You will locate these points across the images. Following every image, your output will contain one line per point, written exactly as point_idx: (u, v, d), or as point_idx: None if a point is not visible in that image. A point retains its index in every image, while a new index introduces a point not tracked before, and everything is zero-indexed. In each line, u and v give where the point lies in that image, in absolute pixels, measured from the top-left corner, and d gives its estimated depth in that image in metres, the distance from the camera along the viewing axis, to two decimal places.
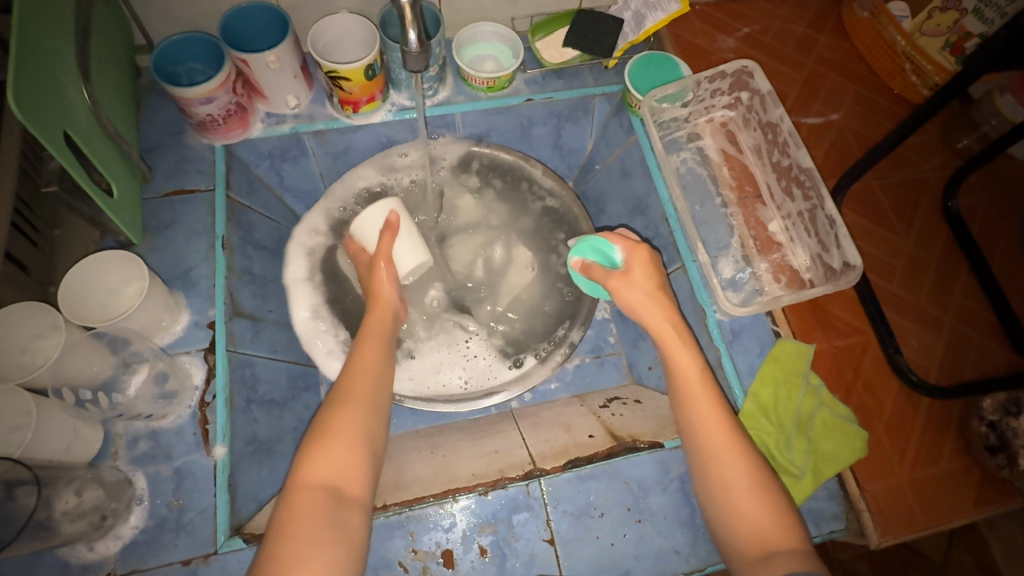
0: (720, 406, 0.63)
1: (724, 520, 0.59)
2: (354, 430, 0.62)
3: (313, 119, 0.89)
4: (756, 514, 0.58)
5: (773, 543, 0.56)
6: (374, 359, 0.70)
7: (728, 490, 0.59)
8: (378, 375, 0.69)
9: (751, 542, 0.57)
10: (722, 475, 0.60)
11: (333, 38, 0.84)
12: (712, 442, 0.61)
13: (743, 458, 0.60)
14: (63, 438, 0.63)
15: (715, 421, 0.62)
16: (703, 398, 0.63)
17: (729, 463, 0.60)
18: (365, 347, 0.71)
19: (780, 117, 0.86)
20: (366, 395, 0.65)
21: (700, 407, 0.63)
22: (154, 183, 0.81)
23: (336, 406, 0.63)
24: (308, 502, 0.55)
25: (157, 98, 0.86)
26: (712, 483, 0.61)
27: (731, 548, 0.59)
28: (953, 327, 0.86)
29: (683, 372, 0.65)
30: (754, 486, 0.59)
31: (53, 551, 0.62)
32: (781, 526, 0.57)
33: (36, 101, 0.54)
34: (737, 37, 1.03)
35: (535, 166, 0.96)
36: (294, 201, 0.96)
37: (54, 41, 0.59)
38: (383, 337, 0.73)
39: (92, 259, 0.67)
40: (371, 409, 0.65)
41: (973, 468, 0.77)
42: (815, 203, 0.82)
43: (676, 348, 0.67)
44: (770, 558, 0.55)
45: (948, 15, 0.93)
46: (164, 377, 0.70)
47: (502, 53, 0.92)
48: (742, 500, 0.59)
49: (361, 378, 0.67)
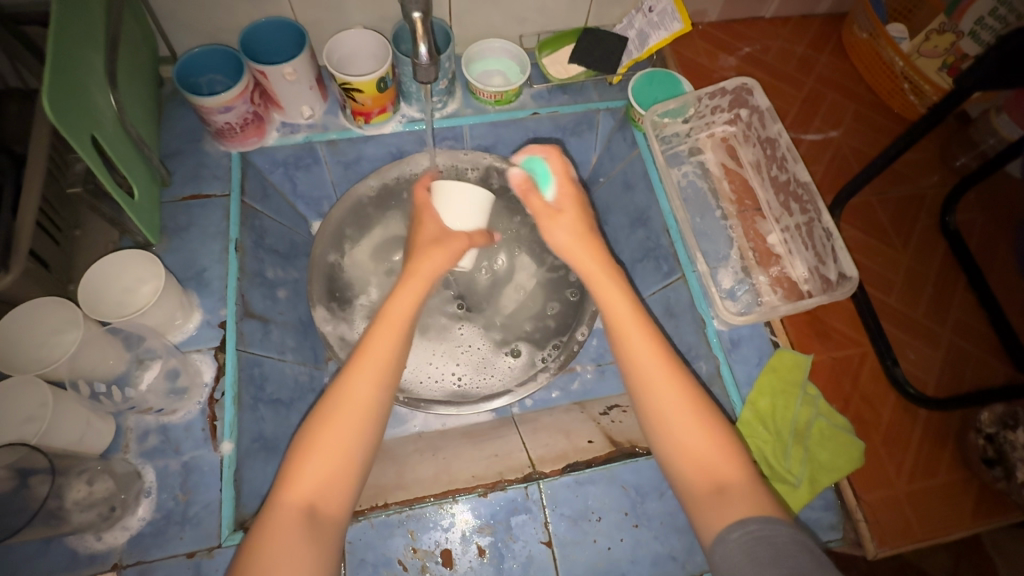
0: (654, 338, 0.63)
1: (668, 456, 0.59)
2: (347, 439, 0.58)
3: (326, 129, 0.93)
4: (701, 446, 0.58)
5: (721, 476, 0.56)
6: (387, 351, 0.63)
7: (671, 424, 0.59)
8: (389, 370, 0.63)
9: (701, 478, 0.57)
10: (664, 410, 0.60)
11: (348, 52, 0.87)
12: (648, 375, 0.61)
13: (683, 388, 0.60)
14: (77, 428, 0.65)
15: (650, 353, 0.62)
16: (635, 331, 0.63)
17: (669, 396, 0.60)
18: (380, 334, 0.64)
19: (778, 132, 0.88)
20: (367, 397, 0.61)
21: (634, 340, 0.63)
22: (172, 188, 0.84)
23: (329, 413, 0.59)
24: (288, 518, 0.54)
25: (179, 108, 0.89)
26: (654, 418, 0.60)
27: (679, 484, 0.58)
28: (951, 341, 0.87)
29: (610, 308, 0.66)
30: (699, 419, 0.59)
31: (63, 540, 0.64)
32: (725, 455, 0.57)
33: (69, 107, 0.58)
34: (739, 56, 1.06)
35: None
36: (306, 208, 0.99)
37: (87, 51, 0.63)
38: (402, 323, 0.66)
39: (111, 258, 0.70)
40: (370, 413, 0.60)
41: (971, 481, 0.77)
42: (812, 216, 0.84)
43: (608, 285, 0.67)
44: (722, 493, 0.55)
45: (945, 37, 0.96)
46: (175, 373, 0.72)
47: (509, 69, 0.96)
48: (687, 433, 0.58)
49: (368, 378, 0.61)
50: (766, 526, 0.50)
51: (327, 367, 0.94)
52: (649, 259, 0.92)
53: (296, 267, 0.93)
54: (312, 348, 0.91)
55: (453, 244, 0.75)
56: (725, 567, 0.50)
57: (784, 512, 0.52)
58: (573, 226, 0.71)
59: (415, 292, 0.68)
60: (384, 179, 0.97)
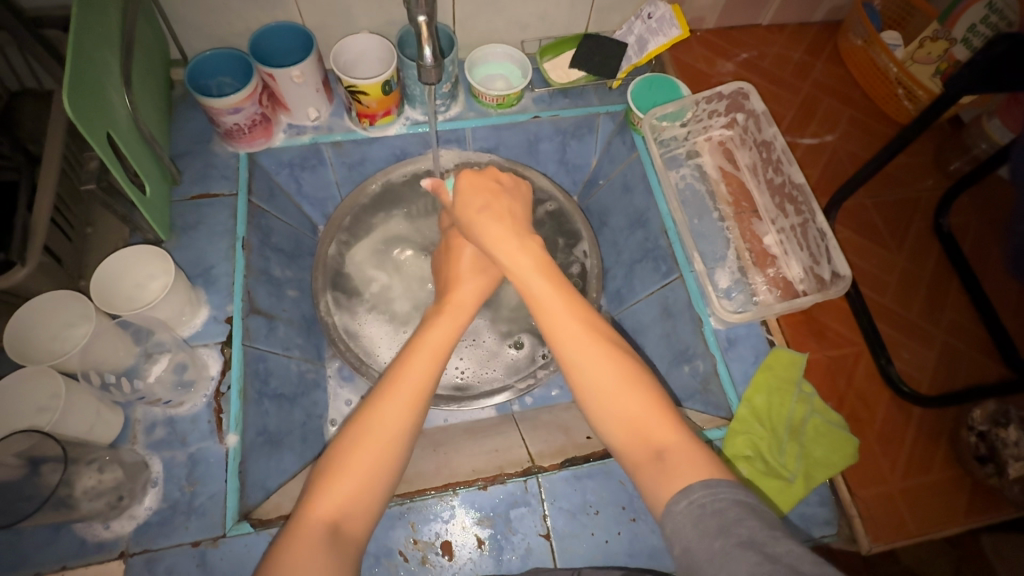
0: (573, 303, 0.64)
1: (604, 422, 0.59)
2: (377, 462, 0.56)
3: (331, 131, 0.95)
4: (631, 408, 0.57)
5: (656, 439, 0.56)
6: (424, 376, 0.62)
7: (600, 389, 0.59)
8: (426, 397, 0.62)
9: (637, 442, 0.56)
10: (588, 375, 0.60)
11: (354, 55, 0.90)
12: (567, 340, 0.61)
13: (607, 351, 0.61)
14: (88, 419, 0.67)
15: (570, 318, 0.63)
16: (550, 299, 0.64)
17: (591, 358, 0.60)
18: (415, 356, 0.63)
19: (774, 135, 0.90)
20: (401, 421, 0.59)
21: (552, 308, 0.64)
22: (182, 187, 0.86)
23: (361, 431, 0.57)
24: (309, 536, 0.51)
25: (188, 109, 0.92)
26: (582, 384, 0.60)
27: (621, 452, 0.58)
28: (944, 341, 0.88)
29: (525, 279, 0.67)
30: (626, 381, 0.59)
31: (72, 528, 0.66)
32: (654, 416, 0.57)
33: (87, 106, 0.60)
34: (737, 62, 1.08)
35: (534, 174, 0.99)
36: (311, 209, 1.01)
37: (103, 51, 0.65)
38: (440, 351, 0.65)
39: (124, 253, 0.72)
40: (402, 438, 0.58)
41: (964, 478, 0.78)
42: (807, 217, 0.86)
43: (523, 257, 0.69)
44: (659, 456, 0.54)
45: (938, 45, 0.98)
46: (183, 366, 0.74)
47: (511, 73, 0.98)
48: (613, 395, 0.58)
49: (405, 402, 0.60)
50: (707, 492, 0.49)
51: (329, 363, 0.95)
52: (647, 260, 0.93)
53: (300, 266, 0.95)
54: (316, 345, 0.93)
55: (485, 275, 0.78)
56: (679, 539, 0.49)
57: (731, 473, 0.51)
58: (485, 201, 0.77)
59: (452, 323, 0.69)
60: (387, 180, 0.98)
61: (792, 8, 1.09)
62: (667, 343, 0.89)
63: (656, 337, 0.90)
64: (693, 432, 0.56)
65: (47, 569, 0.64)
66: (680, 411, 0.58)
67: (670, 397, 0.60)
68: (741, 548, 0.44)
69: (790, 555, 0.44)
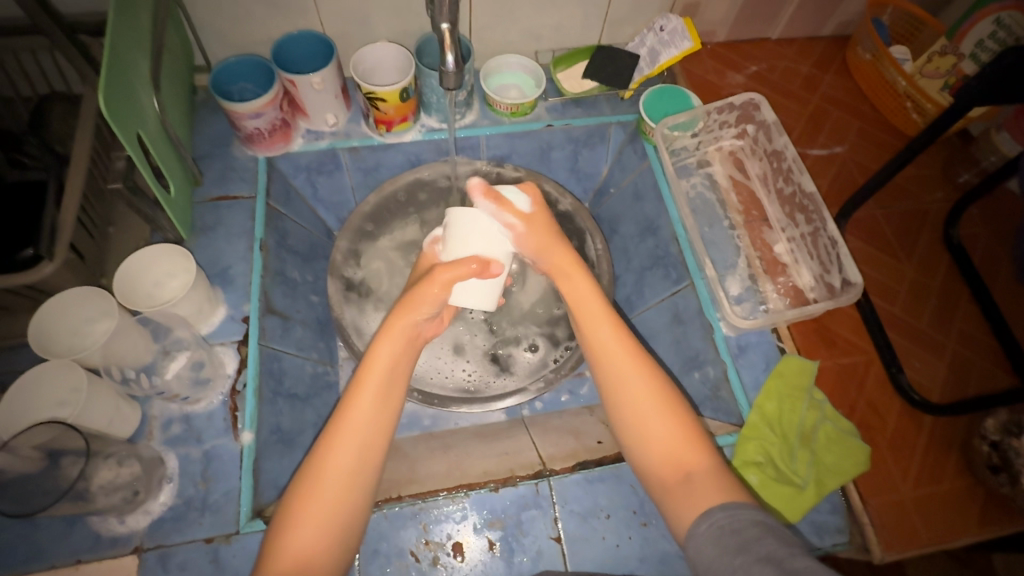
0: (623, 336, 0.69)
1: (637, 449, 0.64)
2: (334, 503, 0.58)
3: (349, 137, 0.97)
4: (667, 437, 0.62)
5: (686, 464, 0.60)
6: (367, 413, 0.63)
7: (642, 415, 0.64)
8: (373, 433, 0.63)
9: (667, 466, 0.61)
10: (632, 405, 0.65)
11: (373, 63, 0.92)
12: (619, 373, 0.67)
13: (654, 383, 0.65)
14: (107, 413, 0.67)
15: (624, 349, 0.68)
16: (606, 332, 0.70)
17: (637, 388, 0.65)
18: (363, 389, 0.64)
19: (784, 144, 0.92)
20: (349, 461, 0.60)
21: (607, 342, 0.69)
22: (202, 188, 0.88)
23: (318, 469, 0.60)
24: None
25: (210, 113, 0.94)
26: (622, 411, 0.65)
27: (649, 476, 0.62)
28: (954, 351, 0.88)
29: (583, 310, 0.72)
30: (667, 409, 0.64)
31: (87, 522, 0.66)
32: (690, 446, 0.61)
33: (120, 106, 0.62)
34: (746, 75, 1.10)
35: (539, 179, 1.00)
36: (326, 212, 1.03)
37: (135, 54, 0.67)
38: (387, 379, 0.66)
39: (147, 251, 0.74)
40: (352, 478, 0.60)
41: (976, 488, 0.78)
42: (817, 225, 0.88)
43: (579, 286, 0.74)
44: (688, 479, 0.59)
45: (947, 59, 1.01)
46: (200, 364, 0.75)
47: (525, 83, 1.00)
48: (654, 423, 0.63)
49: (350, 444, 0.61)
50: (728, 514, 0.53)
51: (341, 365, 0.96)
52: (658, 267, 0.94)
53: (315, 268, 0.96)
54: (328, 346, 0.94)
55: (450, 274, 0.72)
56: (700, 562, 0.53)
57: (751, 497, 0.56)
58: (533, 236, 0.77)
59: (400, 344, 0.69)
60: (402, 182, 1.00)
61: (801, 22, 1.11)
62: (677, 350, 0.89)
63: (666, 344, 0.91)
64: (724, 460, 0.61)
65: (62, 562, 0.65)
66: (713, 441, 0.63)
67: (705, 429, 0.64)
68: (761, 563, 0.48)
69: (808, 570, 0.46)
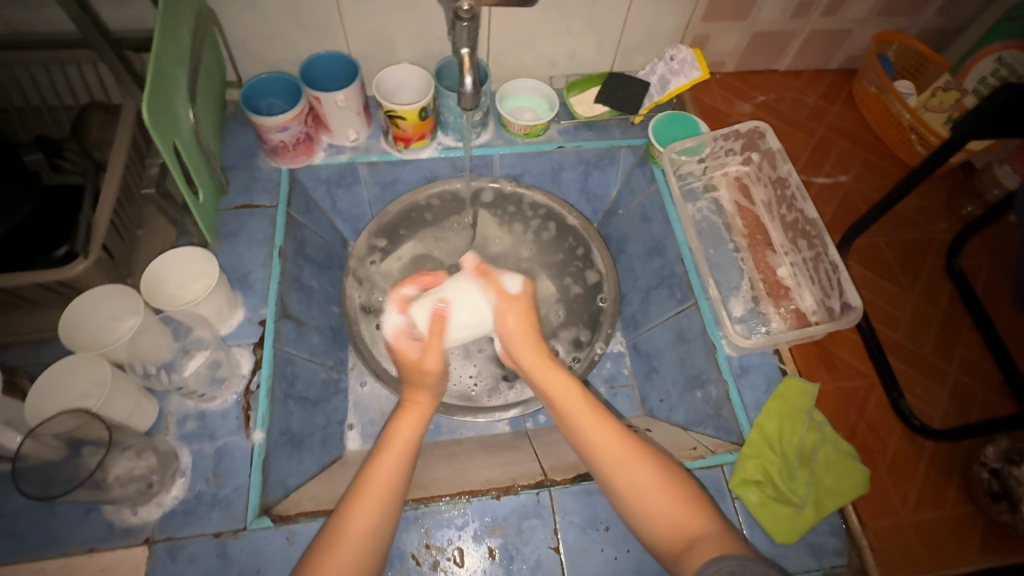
0: (605, 415, 0.70)
1: (643, 523, 0.63)
2: (353, 569, 0.58)
3: (368, 152, 1.01)
4: (669, 508, 0.63)
5: (691, 531, 0.61)
6: (390, 482, 0.64)
7: (638, 491, 0.64)
8: (394, 496, 0.64)
9: (671, 535, 0.61)
10: (630, 482, 0.65)
11: (394, 84, 0.96)
12: (614, 455, 0.66)
13: (646, 459, 0.66)
14: (128, 406, 0.70)
15: (608, 434, 0.68)
16: (590, 415, 0.70)
17: (630, 469, 0.65)
18: (383, 462, 0.65)
19: (788, 171, 0.95)
20: (367, 529, 0.61)
21: (594, 428, 0.69)
22: (228, 196, 0.92)
23: (335, 540, 0.60)
24: None
25: (239, 127, 0.99)
26: (622, 489, 0.65)
27: (659, 549, 0.62)
28: (956, 378, 0.89)
29: (561, 398, 0.72)
30: (662, 483, 0.64)
31: (102, 512, 0.69)
32: (692, 513, 0.62)
33: (160, 117, 0.66)
34: (754, 104, 1.13)
35: (532, 191, 1.04)
36: (343, 224, 1.07)
37: (176, 69, 0.72)
38: (406, 451, 0.67)
39: (175, 254, 0.78)
40: (371, 545, 0.60)
41: (977, 516, 0.78)
42: (820, 250, 0.91)
43: (555, 374, 0.74)
44: (692, 546, 0.59)
45: (950, 94, 1.05)
46: (217, 364, 0.77)
47: (539, 106, 1.04)
48: (649, 497, 0.63)
49: (368, 509, 0.61)
50: (738, 562, 0.54)
51: (351, 370, 0.99)
52: (663, 287, 0.96)
53: (330, 277, 1.00)
54: (339, 352, 0.97)
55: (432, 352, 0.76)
56: None
57: (744, 549, 0.57)
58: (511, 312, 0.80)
59: (417, 417, 0.70)
60: (428, 192, 1.03)
61: (807, 56, 1.15)
62: (680, 368, 0.91)
63: (670, 362, 0.93)
64: (724, 519, 0.62)
65: (75, 549, 0.67)
66: (713, 504, 0.64)
67: (705, 495, 0.65)
68: None
69: None
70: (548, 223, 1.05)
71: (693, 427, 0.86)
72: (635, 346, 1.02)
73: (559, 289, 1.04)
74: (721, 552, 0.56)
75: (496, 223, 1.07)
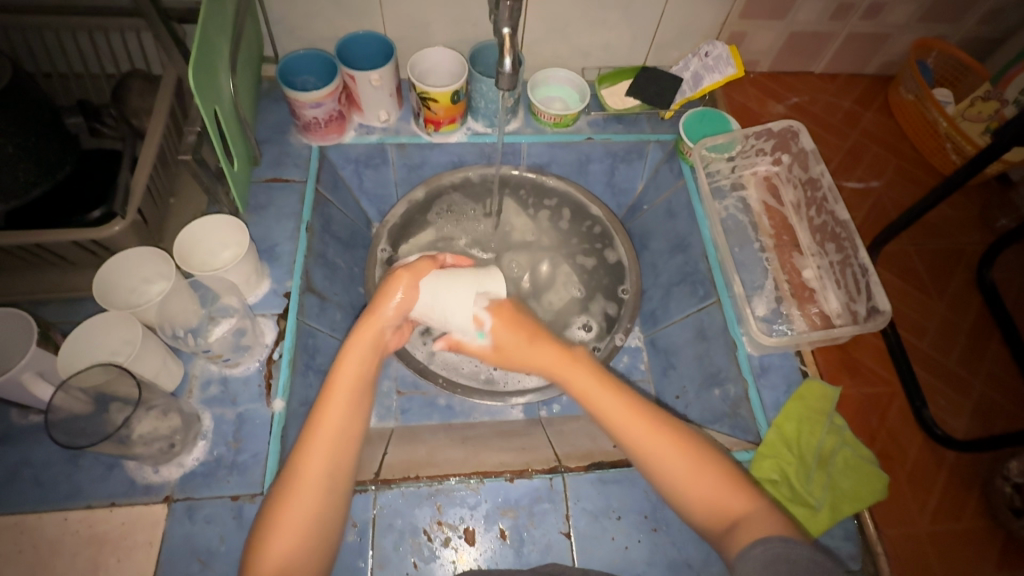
0: (626, 397, 0.68)
1: (682, 504, 0.63)
2: (314, 506, 0.59)
3: (398, 133, 1.01)
4: (710, 491, 0.62)
5: (735, 511, 0.60)
6: (340, 419, 0.63)
7: (675, 479, 0.63)
8: (347, 434, 0.63)
9: (713, 514, 0.61)
10: (665, 469, 0.63)
11: (428, 67, 0.97)
12: (642, 442, 0.65)
13: (674, 441, 0.64)
14: (154, 366, 0.72)
15: (634, 419, 0.66)
16: (609, 395, 0.68)
17: (661, 454, 0.64)
18: (331, 403, 0.64)
19: (821, 172, 0.95)
20: (325, 466, 0.61)
21: (613, 408, 0.67)
22: (259, 168, 0.93)
23: (294, 481, 0.60)
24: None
25: (272, 102, 1.00)
26: (657, 475, 0.64)
27: (699, 526, 0.63)
28: (981, 391, 0.88)
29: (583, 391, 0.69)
30: (696, 465, 0.63)
31: (124, 469, 0.70)
32: (732, 494, 0.61)
33: (203, 81, 0.67)
34: (787, 105, 1.12)
35: (553, 178, 1.04)
36: (368, 204, 1.08)
37: (220, 37, 0.73)
38: (353, 386, 0.66)
39: (206, 220, 0.79)
40: (329, 481, 0.61)
41: (996, 531, 0.77)
42: (848, 253, 0.90)
43: (578, 373, 0.71)
44: (734, 526, 0.59)
45: (990, 104, 1.03)
46: (242, 331, 0.79)
47: (569, 96, 1.04)
48: (689, 483, 0.62)
49: (323, 446, 0.61)
50: (785, 542, 0.54)
51: None
52: (685, 284, 0.96)
53: (353, 254, 1.00)
54: None
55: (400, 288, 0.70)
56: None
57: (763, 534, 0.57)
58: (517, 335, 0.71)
59: (367, 348, 0.68)
60: (472, 170, 1.04)
61: (843, 60, 1.13)
62: (698, 364, 0.90)
63: (688, 359, 0.93)
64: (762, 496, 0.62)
65: (97, 503, 0.68)
66: (751, 481, 0.64)
67: (742, 471, 0.65)
68: None
69: None
70: (575, 213, 1.05)
71: (708, 425, 0.85)
72: (653, 342, 1.02)
73: (579, 270, 1.04)
74: (770, 534, 0.56)
75: (520, 210, 1.07)
